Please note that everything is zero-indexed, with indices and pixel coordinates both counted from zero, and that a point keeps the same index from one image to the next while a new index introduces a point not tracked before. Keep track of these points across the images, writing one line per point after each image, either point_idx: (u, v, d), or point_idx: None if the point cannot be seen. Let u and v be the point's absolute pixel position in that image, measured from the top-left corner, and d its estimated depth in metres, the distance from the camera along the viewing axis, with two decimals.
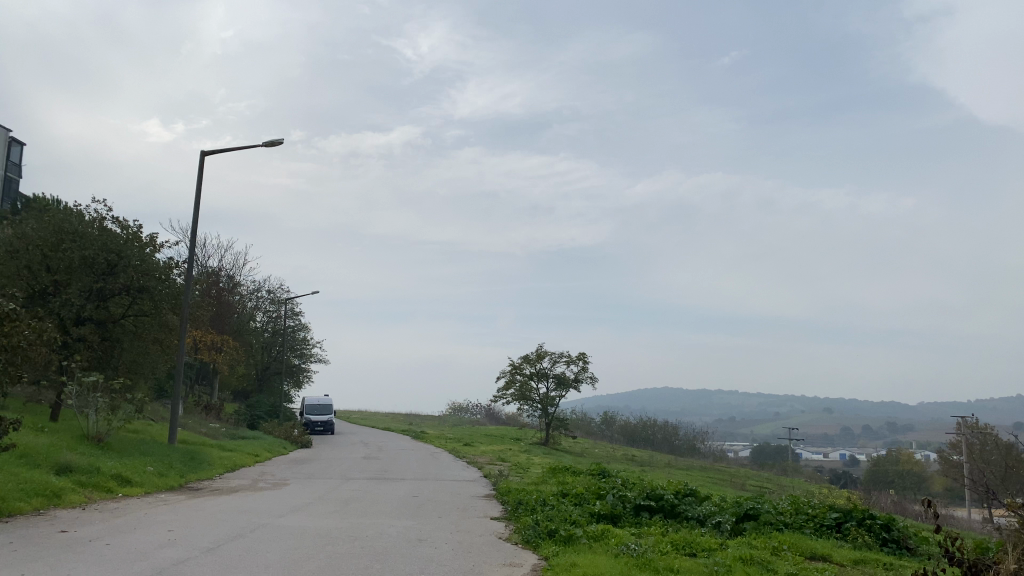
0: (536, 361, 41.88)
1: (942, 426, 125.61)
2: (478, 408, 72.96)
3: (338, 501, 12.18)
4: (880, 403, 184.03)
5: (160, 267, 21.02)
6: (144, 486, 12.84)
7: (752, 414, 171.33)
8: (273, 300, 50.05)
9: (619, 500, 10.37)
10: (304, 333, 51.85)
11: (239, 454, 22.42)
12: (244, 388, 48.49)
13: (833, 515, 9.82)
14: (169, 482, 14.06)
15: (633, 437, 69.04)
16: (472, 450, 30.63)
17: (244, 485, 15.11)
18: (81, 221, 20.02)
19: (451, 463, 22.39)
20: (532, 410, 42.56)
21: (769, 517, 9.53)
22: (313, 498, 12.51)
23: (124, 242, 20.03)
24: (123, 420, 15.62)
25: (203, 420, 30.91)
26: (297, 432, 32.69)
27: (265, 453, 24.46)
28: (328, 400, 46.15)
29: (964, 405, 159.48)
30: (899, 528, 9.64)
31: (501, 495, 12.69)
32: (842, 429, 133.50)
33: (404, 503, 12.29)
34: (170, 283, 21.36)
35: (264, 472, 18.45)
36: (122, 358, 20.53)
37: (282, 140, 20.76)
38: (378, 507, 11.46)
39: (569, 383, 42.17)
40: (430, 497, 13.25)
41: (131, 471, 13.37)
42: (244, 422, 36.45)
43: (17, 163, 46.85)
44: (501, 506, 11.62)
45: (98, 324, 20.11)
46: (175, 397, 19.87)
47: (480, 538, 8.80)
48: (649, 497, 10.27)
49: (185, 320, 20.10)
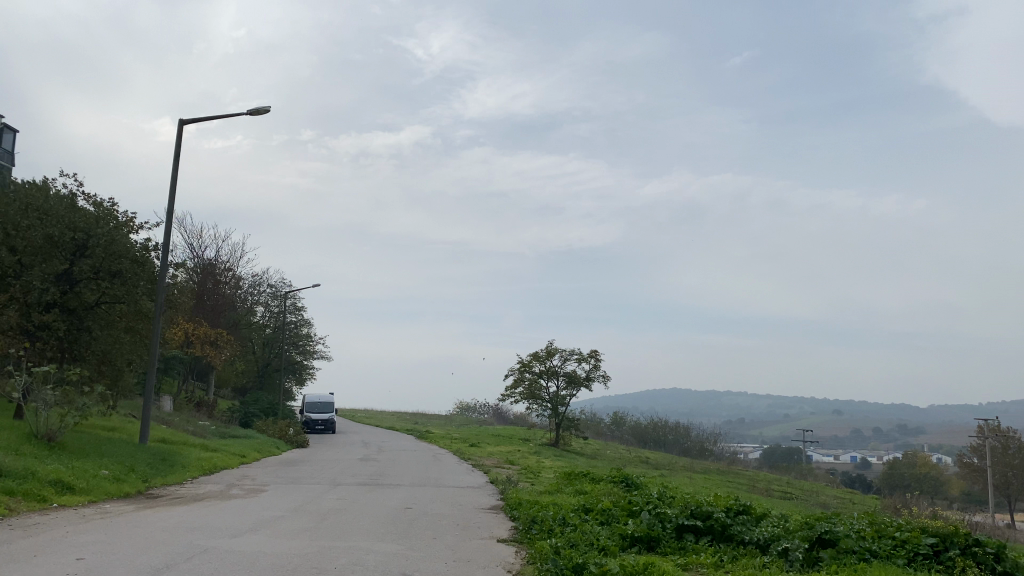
0: (546, 359, 39.86)
1: (955, 429, 123.06)
2: (485, 408, 71.07)
3: (317, 513, 10.26)
4: (892, 405, 181.33)
5: (136, 249, 19.01)
6: (90, 494, 10.85)
7: (761, 416, 168.64)
8: (274, 294, 48.03)
9: (656, 518, 8.40)
10: (308, 329, 49.82)
11: (223, 454, 20.48)
12: (243, 385, 46.61)
13: (929, 540, 7.78)
14: (125, 488, 12.05)
15: (644, 438, 67.11)
16: (478, 450, 28.57)
17: (214, 492, 13.16)
18: (48, 197, 18.06)
19: (454, 467, 20.46)
20: (541, 410, 40.57)
21: (850, 543, 7.53)
22: (289, 508, 10.58)
23: (94, 222, 18.05)
24: (80, 417, 13.61)
25: (192, 418, 29.02)
26: (293, 431, 30.68)
27: (254, 454, 22.54)
28: (329, 398, 44.29)
29: (978, 406, 156.33)
30: (1015, 558, 7.53)
31: (512, 508, 10.71)
32: (852, 430, 131.11)
33: (396, 517, 10.33)
34: (147, 267, 19.35)
35: (246, 476, 16.46)
36: (92, 349, 18.55)
37: (268, 108, 18.72)
38: (360, 524, 9.44)
39: (580, 382, 40.16)
40: (426, 507, 11.34)
41: (79, 476, 11.39)
42: (238, 420, 34.62)
43: (9, 151, 45.07)
44: (510, 523, 9.65)
45: (65, 311, 18.13)
46: (148, 392, 17.78)
47: (482, 571, 6.80)
48: (696, 513, 8.33)
49: (159, 307, 18.03)
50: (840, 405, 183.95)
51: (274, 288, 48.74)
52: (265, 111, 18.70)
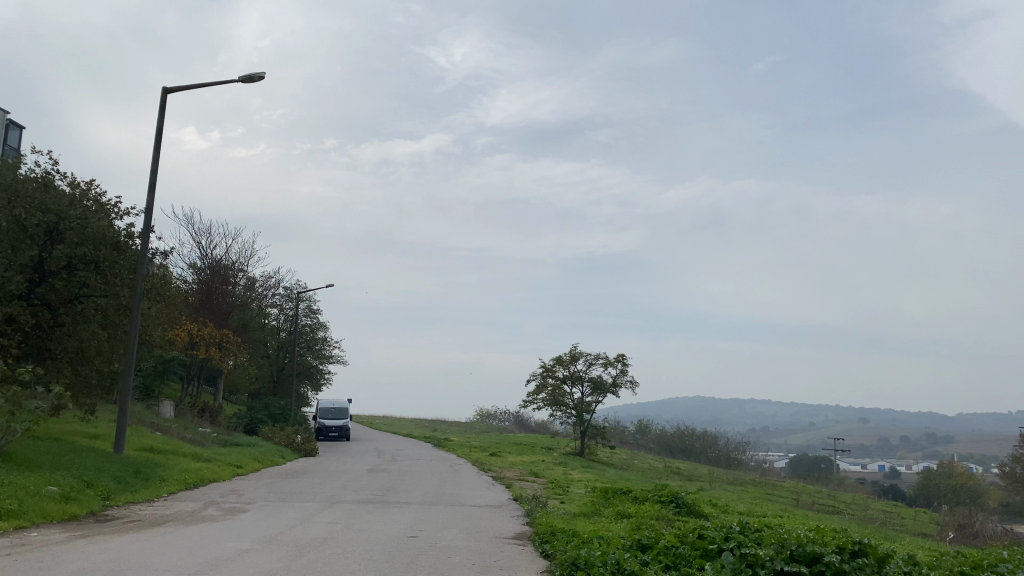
0: (570, 363, 37.57)
1: (987, 436, 119.20)
2: (505, 415, 68.78)
3: (291, 549, 8.04)
4: (921, 414, 176.95)
5: (115, 234, 16.98)
6: (17, 519, 8.76)
7: (785, 424, 164.97)
8: (287, 295, 46.10)
9: (743, 564, 6.21)
10: (323, 333, 47.55)
11: (215, 465, 18.33)
12: (256, 391, 44.71)
13: None
14: (72, 509, 9.91)
15: (669, 448, 64.79)
16: (500, 462, 26.43)
17: (184, 512, 10.97)
18: (18, 177, 16.07)
19: (472, 480, 18.32)
20: (565, 417, 38.26)
21: None
22: (261, 538, 8.44)
23: (69, 205, 16.03)
24: (30, 422, 11.54)
25: (192, 424, 26.96)
26: (300, 438, 28.68)
27: (253, 464, 20.41)
28: (344, 403, 42.21)
29: (1011, 414, 151.57)
30: None
31: (542, 541, 8.49)
32: (880, 437, 127.48)
33: (394, 553, 8.10)
34: (127, 255, 17.32)
35: (234, 490, 14.28)
36: (65, 345, 16.49)
37: (263, 74, 16.71)
38: (342, 565, 7.20)
39: (606, 388, 37.81)
40: (434, 536, 9.16)
41: (10, 496, 9.26)
42: (244, 428, 32.37)
43: (15, 149, 43.55)
44: (540, 565, 7.41)
45: (40, 305, 16.17)
46: (124, 393, 15.64)
47: None
48: (798, 556, 6.05)
49: (139, 300, 16.01)
50: (867, 413, 179.41)
51: (287, 288, 46.77)
52: (260, 77, 16.60)
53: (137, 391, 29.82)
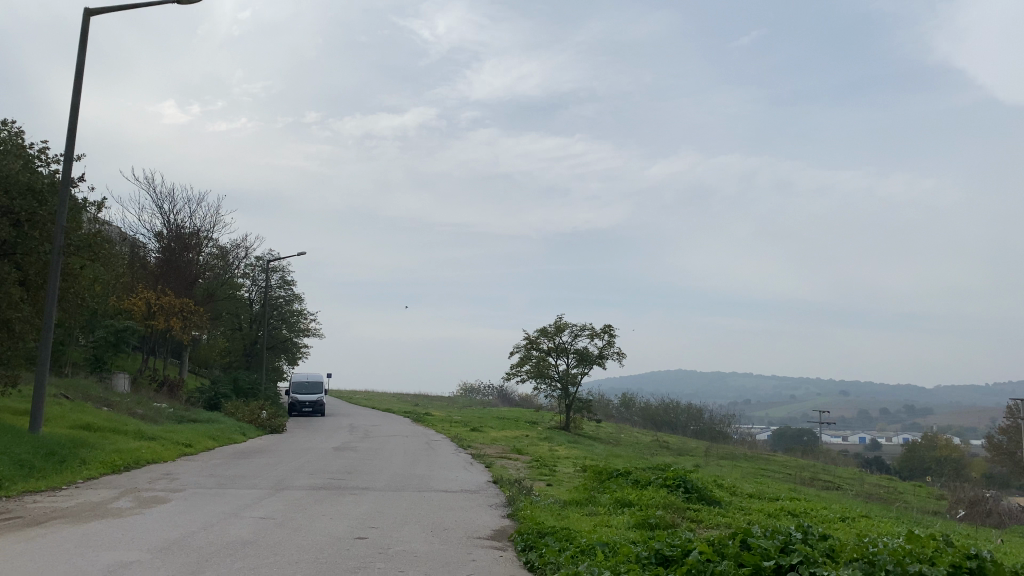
0: (555, 335, 35.67)
1: (968, 408, 118.86)
2: (488, 390, 67.01)
3: (193, 560, 6.04)
4: (902, 386, 177.36)
5: (34, 179, 14.68)
6: None
7: (767, 396, 164.64)
8: (259, 265, 43.78)
9: None
10: (299, 305, 45.28)
11: (158, 443, 16.30)
12: (228, 365, 42.49)
13: None
14: None
15: (654, 421, 63.27)
16: (481, 438, 24.56)
17: (86, 506, 8.90)
18: None
19: (447, 459, 16.39)
20: (550, 390, 36.45)
21: None
22: (158, 544, 6.43)
23: None
24: None
25: (147, 399, 24.90)
26: (266, 413, 26.72)
27: (206, 442, 18.41)
28: (319, 376, 40.18)
29: (990, 387, 151.79)
30: None
31: (530, 546, 6.52)
32: (861, 410, 126.93)
33: (327, 563, 6.10)
34: (50, 204, 15.07)
35: (167, 475, 12.21)
36: None
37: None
38: None
39: (593, 359, 35.99)
40: (388, 538, 7.16)
41: None
42: (205, 403, 30.02)
43: None
44: None
45: None
46: (44, 364, 13.49)
47: None
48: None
49: (59, 255, 13.83)
50: (849, 386, 179.11)
51: (261, 257, 44.41)
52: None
53: (86, 364, 27.47)
